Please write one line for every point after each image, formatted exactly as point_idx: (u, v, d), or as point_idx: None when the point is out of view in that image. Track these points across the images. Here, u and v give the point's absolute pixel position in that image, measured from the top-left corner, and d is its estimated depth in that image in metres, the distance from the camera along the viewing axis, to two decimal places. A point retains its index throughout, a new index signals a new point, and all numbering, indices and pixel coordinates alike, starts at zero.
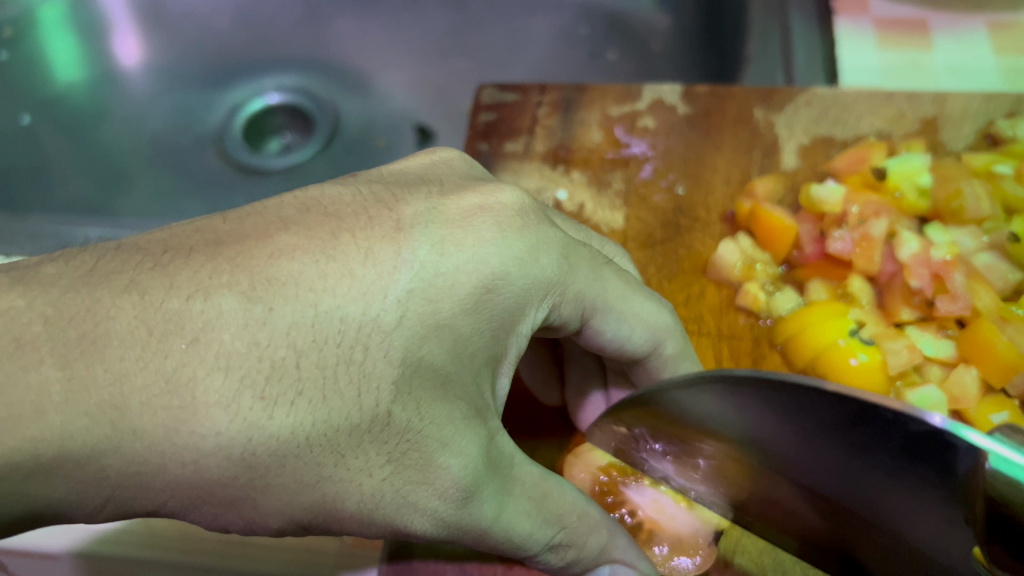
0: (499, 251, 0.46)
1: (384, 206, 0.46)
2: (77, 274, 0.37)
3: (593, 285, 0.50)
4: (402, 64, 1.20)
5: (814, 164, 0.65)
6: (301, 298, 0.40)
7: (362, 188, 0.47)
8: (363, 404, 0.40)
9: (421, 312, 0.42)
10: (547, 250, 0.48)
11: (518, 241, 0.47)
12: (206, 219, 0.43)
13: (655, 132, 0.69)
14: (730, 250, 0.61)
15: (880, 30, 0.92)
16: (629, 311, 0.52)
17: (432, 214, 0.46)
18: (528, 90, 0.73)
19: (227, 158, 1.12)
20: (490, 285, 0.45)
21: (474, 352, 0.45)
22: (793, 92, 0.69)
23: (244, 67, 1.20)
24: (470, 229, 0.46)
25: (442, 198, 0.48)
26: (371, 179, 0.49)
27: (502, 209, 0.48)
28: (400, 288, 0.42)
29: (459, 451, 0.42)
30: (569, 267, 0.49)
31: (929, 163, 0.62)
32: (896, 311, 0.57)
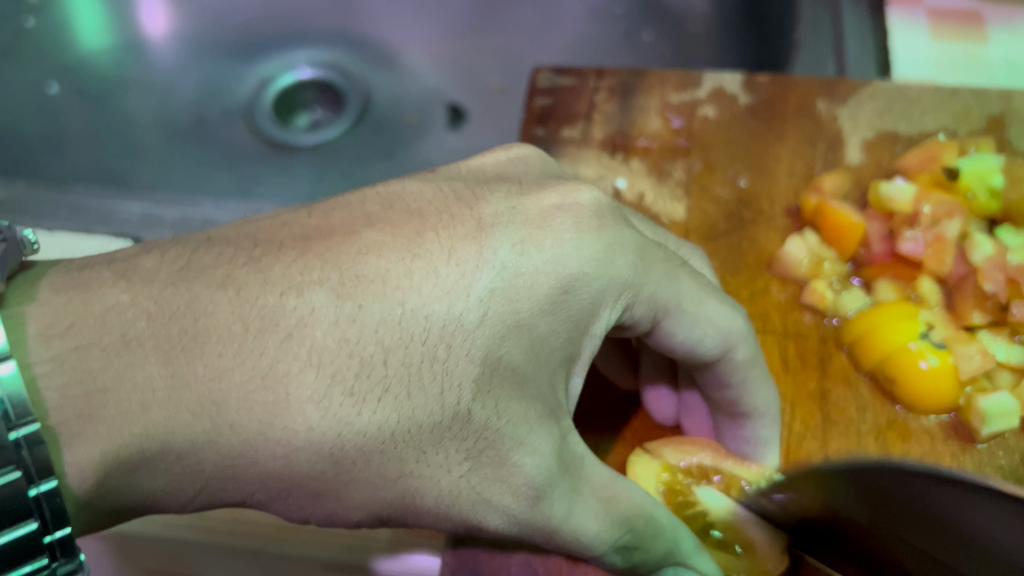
0: (578, 250, 0.42)
1: (467, 198, 0.44)
2: (173, 269, 0.37)
3: (667, 287, 0.46)
4: (434, 40, 1.18)
5: (879, 161, 0.64)
6: (389, 295, 0.39)
7: (445, 182, 0.46)
8: (444, 402, 0.39)
9: (499, 311, 0.40)
10: (623, 251, 0.44)
11: (602, 240, 0.43)
12: (287, 213, 0.42)
13: (716, 122, 0.68)
14: (797, 246, 0.60)
15: (933, 21, 0.90)
16: (704, 317, 0.47)
17: (509, 213, 0.43)
18: (585, 74, 0.71)
19: (257, 131, 1.11)
20: (568, 286, 0.42)
21: (552, 356, 0.42)
22: (857, 84, 0.68)
23: (273, 40, 1.18)
24: (549, 229, 0.43)
25: (518, 201, 0.44)
26: (451, 176, 0.48)
27: (581, 208, 0.44)
28: (479, 287, 0.40)
29: (535, 449, 0.40)
30: (648, 269, 0.45)
31: (1002, 163, 0.60)
32: (966, 314, 0.56)
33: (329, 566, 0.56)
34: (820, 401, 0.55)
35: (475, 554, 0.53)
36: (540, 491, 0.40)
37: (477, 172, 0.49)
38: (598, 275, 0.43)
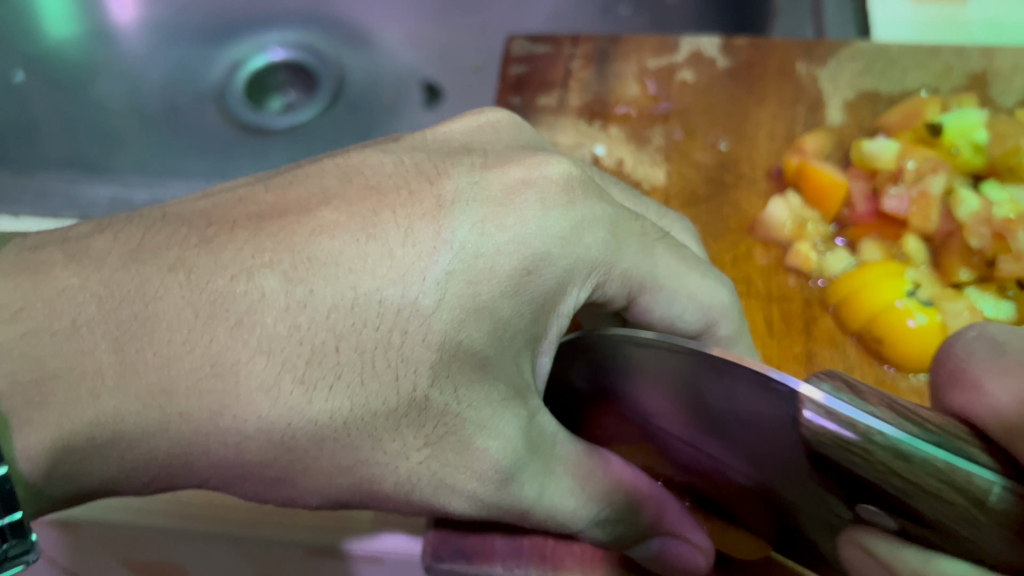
0: (544, 228, 0.40)
1: (423, 174, 0.42)
2: (125, 249, 0.35)
3: (641, 262, 0.43)
4: (407, 18, 1.15)
5: (861, 121, 0.63)
6: (341, 278, 0.36)
7: (408, 157, 0.43)
8: (400, 389, 0.37)
9: (456, 297, 0.37)
10: (593, 228, 0.41)
11: (571, 215, 0.41)
12: (249, 186, 0.41)
13: (695, 87, 0.66)
14: (779, 207, 0.59)
15: None
16: (681, 289, 0.45)
17: (471, 189, 0.40)
18: (561, 42, 0.70)
19: (229, 116, 1.09)
20: (534, 264, 0.39)
21: (518, 342, 0.39)
22: (836, 46, 0.67)
23: (241, 25, 1.16)
24: (512, 206, 0.40)
25: (482, 180, 0.41)
26: (415, 147, 0.46)
27: (546, 181, 0.41)
28: (434, 273, 0.37)
29: (499, 433, 0.38)
30: (621, 246, 0.42)
31: (985, 118, 0.60)
32: (954, 271, 0.55)
33: (311, 548, 0.54)
34: (806, 363, 0.54)
35: (459, 539, 0.51)
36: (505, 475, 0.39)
37: (443, 146, 0.47)
38: (564, 255, 0.40)
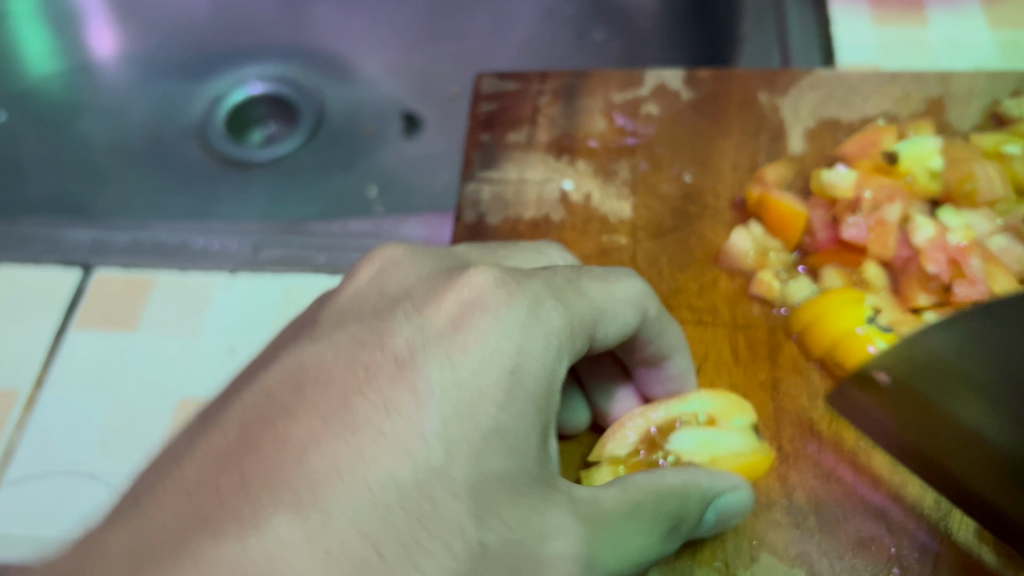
0: (512, 337, 0.40)
1: (367, 342, 0.40)
2: (119, 562, 0.32)
3: (585, 310, 0.44)
4: (384, 49, 1.17)
5: (822, 149, 0.65)
6: (353, 481, 0.35)
7: (345, 333, 0.40)
8: (454, 542, 0.35)
9: (458, 430, 0.37)
10: (544, 313, 0.42)
11: (527, 316, 0.41)
12: (207, 436, 0.37)
13: (660, 119, 0.68)
14: (742, 237, 0.61)
15: (874, 7, 0.91)
16: (611, 307, 0.46)
17: (425, 335, 0.39)
18: (529, 78, 0.71)
19: (211, 150, 1.11)
20: (514, 369, 0.39)
21: (533, 437, 0.39)
22: (797, 75, 0.68)
23: (220, 58, 1.18)
24: (471, 336, 0.39)
25: (426, 321, 0.40)
26: (337, 320, 0.42)
27: (483, 293, 0.41)
28: (427, 423, 0.37)
29: (561, 523, 0.38)
30: (568, 305, 0.43)
31: (940, 145, 0.61)
32: (912, 296, 0.56)
33: None
34: (771, 391, 0.55)
35: None
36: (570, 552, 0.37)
37: (365, 300, 0.43)
38: (535, 347, 0.40)
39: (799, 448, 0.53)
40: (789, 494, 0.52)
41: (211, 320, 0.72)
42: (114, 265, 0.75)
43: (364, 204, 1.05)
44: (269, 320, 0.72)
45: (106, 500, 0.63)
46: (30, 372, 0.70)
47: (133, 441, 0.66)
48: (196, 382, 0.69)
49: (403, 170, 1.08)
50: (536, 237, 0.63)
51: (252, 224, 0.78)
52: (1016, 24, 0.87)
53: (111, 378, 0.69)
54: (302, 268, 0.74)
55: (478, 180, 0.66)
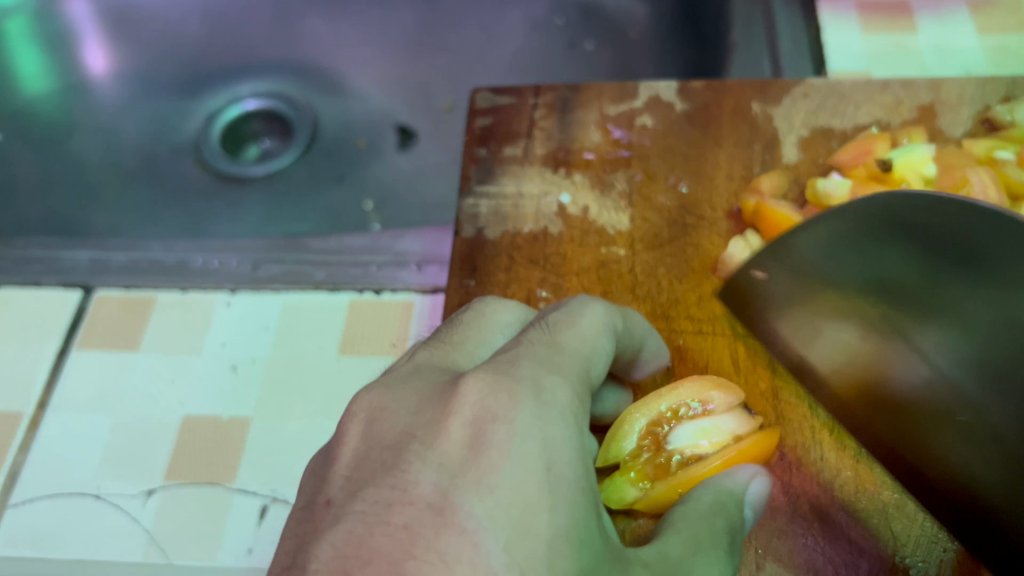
0: (538, 437, 0.37)
1: (389, 500, 0.35)
2: None
3: (577, 374, 0.42)
4: (376, 63, 1.17)
5: (815, 158, 0.65)
6: None
7: (361, 505, 0.35)
8: None
9: (527, 544, 0.35)
10: (551, 397, 0.39)
11: (542, 411, 0.38)
12: None
13: (654, 131, 0.68)
14: (739, 247, 0.61)
15: (863, 15, 0.92)
16: (591, 352, 0.44)
17: (454, 477, 0.36)
18: (524, 91, 0.72)
19: (206, 166, 1.11)
20: (551, 464, 0.37)
21: (584, 519, 0.37)
22: (789, 84, 0.69)
23: (214, 75, 1.18)
24: (494, 453, 0.36)
25: (442, 461, 0.36)
26: (346, 495, 0.36)
27: (482, 406, 0.38)
28: (494, 556, 0.34)
29: None
30: (562, 374, 0.41)
31: (933, 152, 0.62)
32: None
33: None
34: (772, 399, 0.56)
35: None
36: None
37: (366, 464, 0.38)
38: (561, 435, 0.38)
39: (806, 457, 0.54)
40: (794, 503, 0.52)
41: (212, 338, 0.72)
42: (115, 286, 0.76)
43: (360, 219, 1.06)
44: (270, 338, 0.72)
45: (112, 521, 0.63)
46: (34, 394, 0.70)
47: (137, 461, 0.66)
48: (199, 401, 0.69)
49: (397, 184, 1.08)
50: (534, 251, 0.63)
51: (250, 241, 0.78)
52: (1004, 28, 0.88)
53: (114, 398, 0.70)
54: (301, 285, 0.75)
55: (476, 195, 0.67)
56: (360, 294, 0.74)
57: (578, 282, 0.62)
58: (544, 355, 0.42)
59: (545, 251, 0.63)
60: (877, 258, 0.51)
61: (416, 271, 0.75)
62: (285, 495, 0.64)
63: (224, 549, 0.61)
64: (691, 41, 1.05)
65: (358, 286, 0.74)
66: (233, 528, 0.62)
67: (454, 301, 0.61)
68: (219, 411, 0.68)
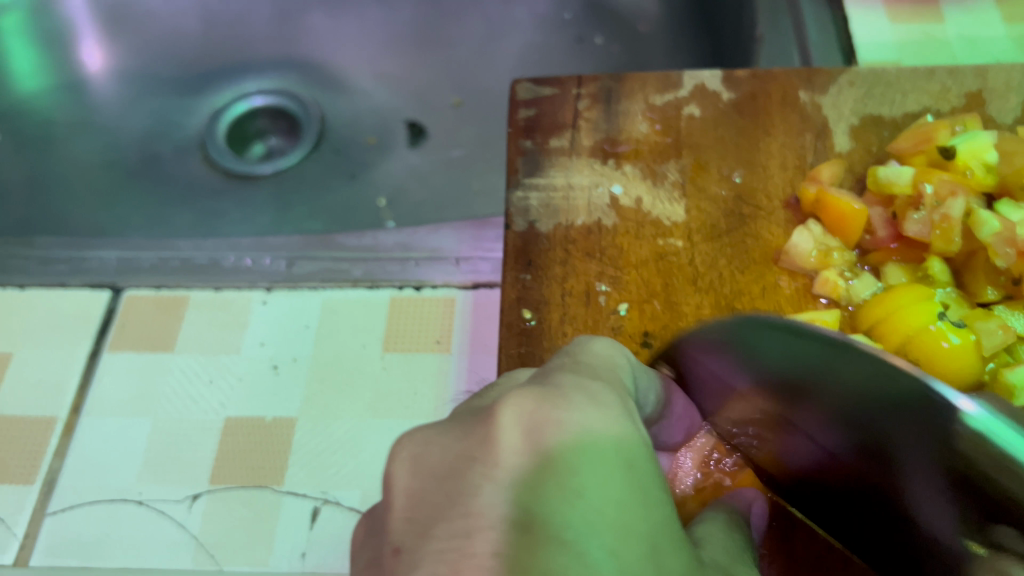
0: (602, 434, 0.34)
1: (467, 529, 0.31)
2: None
3: (610, 382, 0.39)
4: (385, 58, 1.15)
5: (869, 146, 0.65)
6: None
7: (437, 541, 0.30)
8: None
9: (629, 547, 0.31)
10: (604, 402, 0.36)
11: (596, 410, 0.35)
12: None
13: (702, 121, 0.67)
14: (803, 237, 0.61)
15: (890, 4, 0.91)
16: (615, 369, 0.42)
17: (532, 491, 0.32)
18: (565, 82, 0.71)
19: (214, 165, 1.09)
20: (627, 460, 0.35)
21: (666, 521, 0.34)
22: (835, 72, 0.68)
23: (220, 72, 1.16)
24: (568, 464, 0.33)
25: (509, 471, 0.32)
26: (414, 540, 0.31)
27: (527, 411, 0.34)
28: (603, 562, 0.30)
29: None
30: (603, 382, 0.39)
31: (995, 138, 0.61)
32: (979, 292, 0.58)
33: None
34: None
35: None
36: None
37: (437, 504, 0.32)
38: (620, 429, 0.35)
39: None
40: None
41: (250, 337, 0.71)
42: (145, 285, 0.74)
43: (374, 215, 1.04)
44: (311, 336, 0.70)
45: (157, 527, 0.61)
46: (67, 398, 0.68)
47: (180, 466, 0.64)
48: (240, 402, 0.67)
49: (410, 181, 1.06)
50: (589, 244, 0.62)
51: (280, 239, 0.76)
52: None
53: (152, 401, 0.68)
54: (339, 283, 0.73)
55: (525, 187, 0.65)
56: (400, 291, 0.72)
57: (635, 274, 0.61)
58: (575, 369, 0.40)
59: (600, 243, 0.62)
60: (775, 362, 0.44)
61: (455, 267, 0.73)
62: (336, 497, 0.62)
63: (277, 554, 0.60)
64: (705, 34, 1.03)
65: (397, 282, 0.72)
66: (285, 531, 0.61)
67: (510, 296, 0.60)
68: (262, 413, 0.66)
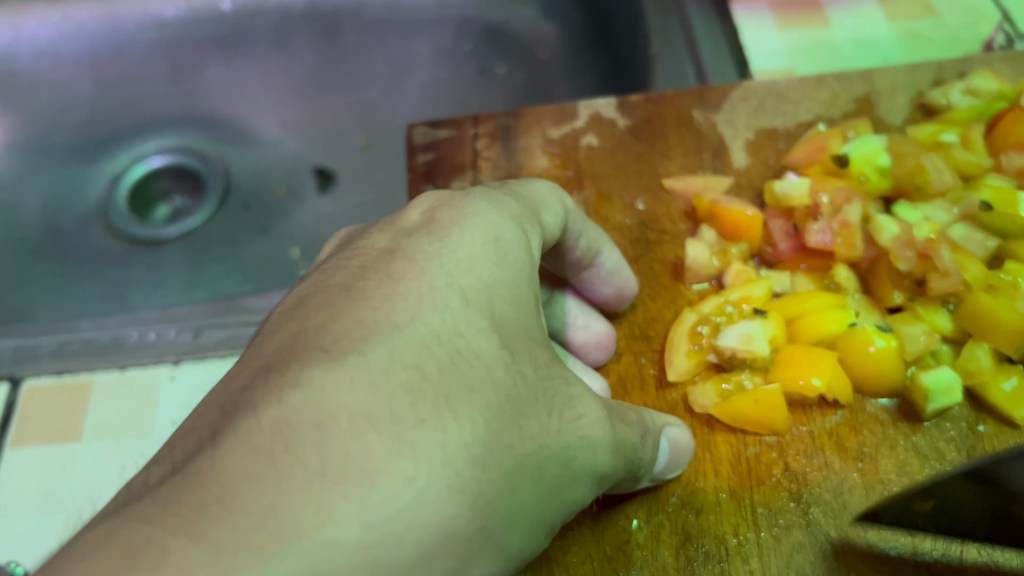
0: (487, 237, 0.43)
1: (349, 288, 0.39)
2: None
3: (524, 213, 0.47)
4: (284, 106, 1.13)
5: (766, 160, 0.66)
6: (329, 438, 0.32)
7: (320, 302, 0.39)
8: (466, 443, 0.34)
9: (473, 318, 0.39)
10: (507, 227, 0.44)
11: (500, 222, 0.44)
12: None
13: (601, 149, 0.67)
14: (698, 249, 0.61)
15: (777, 12, 0.91)
16: (541, 205, 0.50)
17: (410, 263, 0.40)
18: (462, 122, 0.70)
19: (117, 232, 1.04)
20: (506, 259, 0.43)
21: (528, 319, 0.42)
22: (727, 88, 0.70)
23: (117, 135, 1.12)
24: (441, 247, 0.41)
25: (408, 237, 0.42)
26: (320, 281, 0.41)
27: (442, 197, 0.46)
28: (432, 313, 0.38)
29: (591, 402, 0.41)
30: (521, 213, 0.47)
31: (885, 141, 0.63)
32: (887, 295, 0.57)
33: None
34: None
35: None
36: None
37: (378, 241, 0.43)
38: (512, 290, 0.42)
39: (805, 463, 0.53)
40: (809, 515, 0.51)
41: (161, 417, 0.67)
42: (47, 373, 0.71)
43: (289, 267, 1.00)
44: None
45: None
46: None
47: None
48: None
49: (323, 229, 1.03)
50: None
51: (183, 312, 0.75)
52: (911, 15, 0.89)
53: (61, 496, 0.64)
54: None
55: None
56: None
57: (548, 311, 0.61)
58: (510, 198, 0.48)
59: None
60: None
61: None
62: None
63: None
64: (603, 52, 1.04)
65: None
66: None
67: None
68: None
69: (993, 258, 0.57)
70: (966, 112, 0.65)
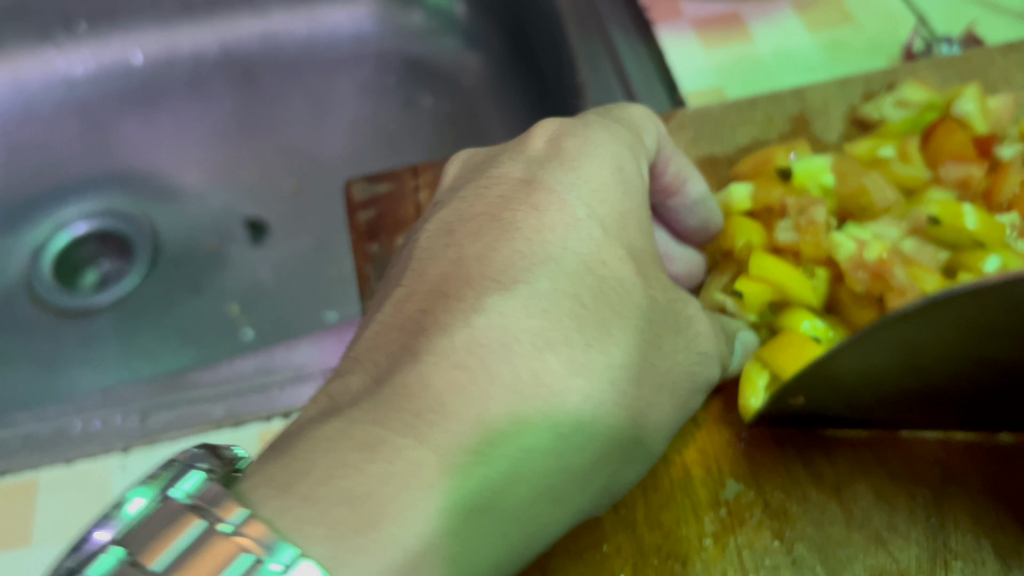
0: (611, 165, 0.48)
1: (492, 218, 0.46)
2: None
3: (642, 133, 0.52)
4: (205, 154, 1.09)
5: (707, 190, 0.67)
6: (503, 374, 0.40)
7: (470, 226, 0.46)
8: (612, 388, 0.42)
9: (612, 255, 0.45)
10: (627, 154, 0.49)
11: (620, 144, 0.50)
12: None
13: None
14: None
15: (699, 31, 0.92)
16: (648, 120, 0.54)
17: (560, 190, 0.47)
18: (401, 175, 0.69)
19: (43, 307, 0.95)
20: (625, 182, 0.48)
21: (648, 252, 0.48)
22: (663, 119, 0.70)
23: (32, 204, 1.04)
24: (568, 178, 0.47)
25: (543, 167, 0.48)
26: (474, 199, 0.48)
27: (561, 124, 0.51)
28: (567, 250, 0.45)
29: (702, 333, 0.49)
30: (632, 131, 0.52)
31: (831, 160, 0.60)
32: (850, 309, 0.56)
33: None
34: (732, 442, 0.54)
35: None
36: (600, 495, 0.44)
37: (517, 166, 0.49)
38: (636, 220, 0.48)
39: (785, 498, 0.52)
40: (794, 550, 0.50)
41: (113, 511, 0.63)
42: None
43: (230, 325, 0.95)
44: None
45: None
46: None
47: None
48: None
49: (264, 281, 0.98)
50: None
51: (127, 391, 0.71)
52: (830, 23, 0.91)
53: None
54: (199, 427, 0.67)
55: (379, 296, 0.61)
56: (268, 423, 0.66)
57: None
58: (621, 118, 0.53)
59: None
60: None
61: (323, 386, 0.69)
62: None
63: None
64: (528, 71, 1.02)
65: (264, 414, 0.67)
66: None
67: None
68: None
69: (944, 270, 0.57)
70: (900, 124, 0.66)
